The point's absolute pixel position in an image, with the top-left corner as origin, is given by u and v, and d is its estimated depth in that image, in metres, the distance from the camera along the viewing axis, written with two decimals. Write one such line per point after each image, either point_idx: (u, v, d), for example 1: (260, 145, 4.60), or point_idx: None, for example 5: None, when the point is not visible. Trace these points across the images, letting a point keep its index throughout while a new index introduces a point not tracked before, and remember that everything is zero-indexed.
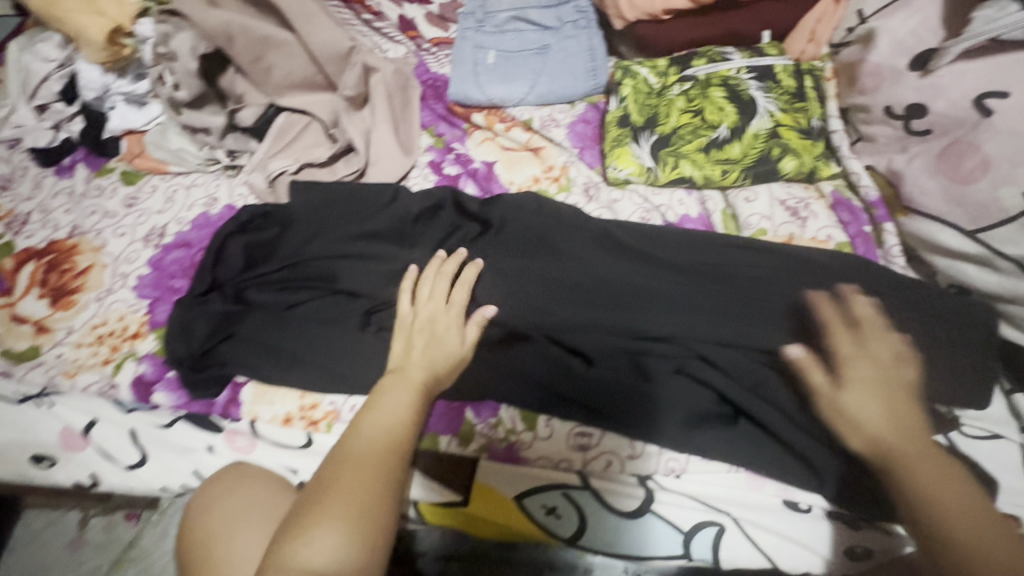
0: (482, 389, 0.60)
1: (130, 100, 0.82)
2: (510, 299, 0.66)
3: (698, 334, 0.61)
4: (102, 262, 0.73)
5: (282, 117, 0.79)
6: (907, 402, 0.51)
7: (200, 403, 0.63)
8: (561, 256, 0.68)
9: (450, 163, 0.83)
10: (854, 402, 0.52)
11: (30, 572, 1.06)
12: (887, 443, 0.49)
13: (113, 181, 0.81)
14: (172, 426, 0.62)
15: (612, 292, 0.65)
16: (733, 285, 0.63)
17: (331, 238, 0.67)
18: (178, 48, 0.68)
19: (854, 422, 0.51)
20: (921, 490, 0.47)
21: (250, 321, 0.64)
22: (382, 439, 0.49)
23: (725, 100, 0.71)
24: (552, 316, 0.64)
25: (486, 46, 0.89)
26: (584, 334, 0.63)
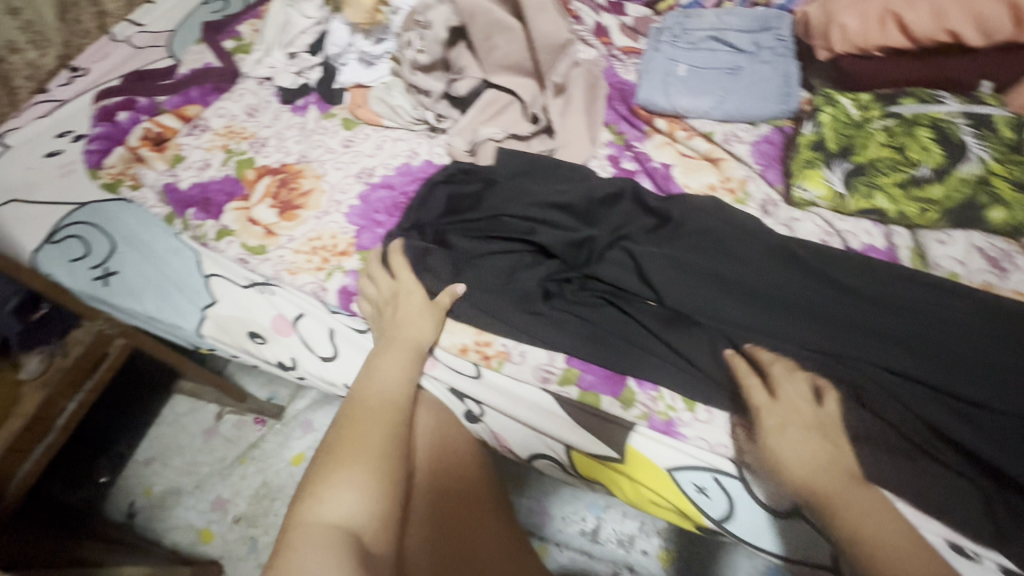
0: (649, 363, 0.64)
1: (363, 58, 0.95)
2: (683, 288, 0.68)
3: (874, 358, 0.61)
4: (321, 188, 0.85)
5: (490, 92, 0.88)
6: (835, 456, 0.54)
7: None
8: (735, 262, 0.70)
9: (628, 159, 0.88)
10: (792, 448, 0.54)
11: (169, 447, 1.22)
12: (814, 488, 0.52)
13: (335, 125, 0.94)
14: (366, 333, 0.71)
15: (784, 305, 0.66)
16: (919, 321, 0.62)
17: (526, 203, 0.75)
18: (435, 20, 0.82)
19: (797, 473, 0.53)
20: (851, 533, 0.50)
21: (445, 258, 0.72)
22: (382, 408, 0.58)
23: (931, 141, 0.71)
24: (723, 314, 0.66)
25: (679, 59, 0.94)
26: (754, 336, 0.65)
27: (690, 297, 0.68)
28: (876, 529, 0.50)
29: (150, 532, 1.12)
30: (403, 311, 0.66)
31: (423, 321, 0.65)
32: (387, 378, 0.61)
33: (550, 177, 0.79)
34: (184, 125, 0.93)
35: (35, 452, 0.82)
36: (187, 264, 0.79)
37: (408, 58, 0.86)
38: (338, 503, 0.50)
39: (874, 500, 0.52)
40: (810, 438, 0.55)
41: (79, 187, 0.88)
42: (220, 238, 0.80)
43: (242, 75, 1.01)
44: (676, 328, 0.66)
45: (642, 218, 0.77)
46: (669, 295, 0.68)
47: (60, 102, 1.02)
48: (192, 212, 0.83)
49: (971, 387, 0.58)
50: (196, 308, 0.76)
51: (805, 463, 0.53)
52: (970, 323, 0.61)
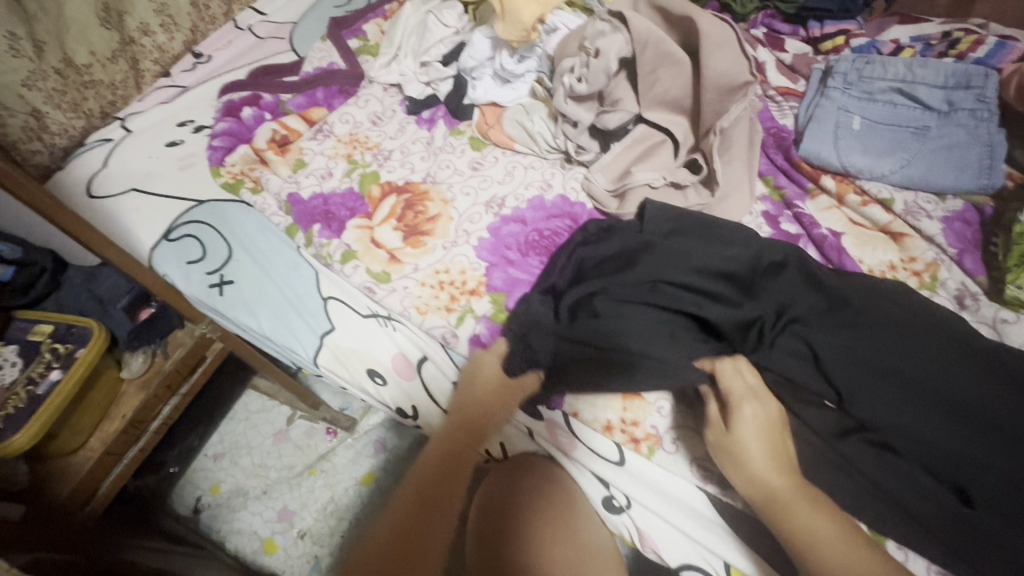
0: (826, 481, 0.56)
1: (500, 75, 0.89)
2: (869, 396, 0.58)
3: None
4: (448, 215, 0.79)
5: (641, 127, 0.80)
6: (789, 458, 0.53)
7: (523, 380, 0.65)
8: (938, 370, 0.57)
9: (788, 220, 0.79)
10: (746, 444, 0.53)
11: (237, 445, 1.19)
12: (770, 486, 0.51)
13: (463, 143, 0.88)
14: None
15: (1004, 435, 0.54)
16: None
17: (682, 267, 0.65)
18: (607, 49, 0.76)
19: (747, 463, 0.52)
20: (792, 534, 0.49)
21: (588, 321, 0.63)
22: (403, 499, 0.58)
23: None
24: (922, 435, 0.55)
25: (852, 110, 0.83)
26: (960, 468, 0.54)
27: (881, 408, 0.57)
28: (822, 535, 0.48)
29: (213, 533, 1.09)
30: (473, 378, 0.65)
31: (488, 385, 0.64)
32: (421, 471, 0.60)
33: (706, 238, 0.70)
34: (308, 129, 0.89)
35: (128, 455, 0.79)
36: (305, 282, 0.74)
37: (563, 86, 0.80)
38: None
39: (826, 509, 0.50)
40: (763, 433, 0.54)
41: (200, 183, 0.85)
42: (345, 261, 0.74)
43: (368, 79, 0.96)
44: (863, 446, 0.57)
45: (821, 294, 0.63)
46: (854, 400, 0.58)
47: (182, 89, 0.99)
48: (317, 228, 0.78)
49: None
50: (313, 335, 0.71)
51: (767, 463, 0.52)
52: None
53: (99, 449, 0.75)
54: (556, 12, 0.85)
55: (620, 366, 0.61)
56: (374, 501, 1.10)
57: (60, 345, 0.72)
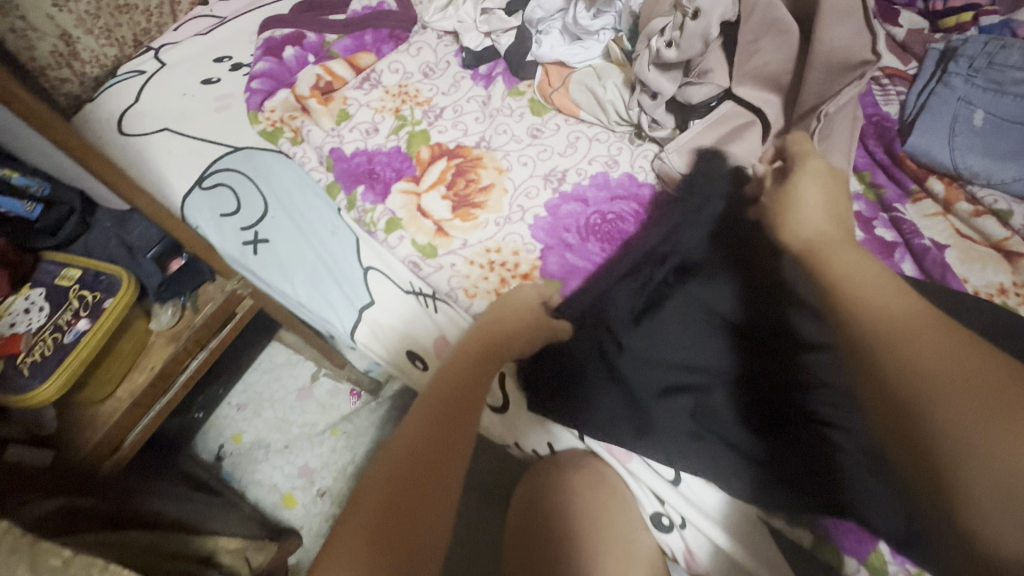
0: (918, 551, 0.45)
1: (567, 31, 0.80)
2: None
3: None
4: (503, 186, 0.72)
5: (727, 105, 0.71)
6: (850, 224, 0.51)
7: (551, 376, 0.60)
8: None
9: (883, 225, 0.69)
10: (809, 195, 0.54)
11: (261, 397, 1.18)
12: (898, 321, 0.36)
13: (522, 106, 0.80)
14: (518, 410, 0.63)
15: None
16: None
17: (745, 284, 0.59)
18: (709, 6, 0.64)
19: (813, 220, 0.51)
20: (911, 368, 0.34)
21: (638, 325, 0.59)
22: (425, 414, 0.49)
23: None
24: None
25: (975, 103, 0.71)
26: None
27: None
28: (945, 362, 0.33)
29: (235, 481, 1.09)
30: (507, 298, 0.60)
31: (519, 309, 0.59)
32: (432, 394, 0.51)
33: None
34: (354, 77, 0.81)
35: (155, 407, 0.76)
36: (345, 249, 0.69)
37: (648, 49, 0.70)
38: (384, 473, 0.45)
39: (857, 252, 0.45)
40: (832, 200, 0.54)
41: (236, 128, 0.78)
42: (389, 231, 0.68)
43: (421, 24, 0.87)
44: None
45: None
46: None
47: (220, 20, 0.91)
48: (361, 189, 0.72)
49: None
50: (350, 307, 0.66)
51: (825, 223, 0.50)
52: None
53: (127, 400, 0.73)
54: None
55: (664, 376, 0.56)
56: None
57: (88, 293, 0.68)
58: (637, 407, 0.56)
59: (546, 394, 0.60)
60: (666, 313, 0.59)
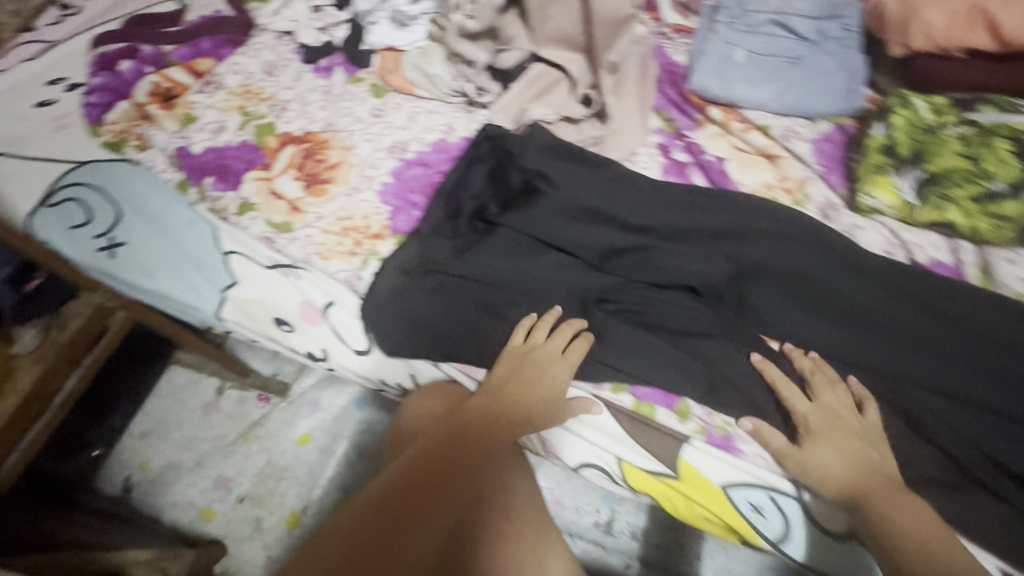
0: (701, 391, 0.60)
1: (395, 19, 0.87)
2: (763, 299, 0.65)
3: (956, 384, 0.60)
4: (350, 161, 0.79)
5: (538, 66, 0.81)
6: (876, 462, 0.53)
7: (407, 321, 0.65)
8: (812, 263, 0.66)
9: (679, 150, 0.83)
10: (819, 453, 0.54)
11: (165, 421, 1.16)
12: (855, 484, 0.52)
13: (363, 90, 0.86)
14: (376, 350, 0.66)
15: (890, 334, 0.63)
16: (994, 349, 0.61)
17: (558, 213, 0.69)
18: None
19: (832, 479, 0.53)
20: (888, 526, 0.49)
21: (476, 263, 0.66)
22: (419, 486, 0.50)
23: (1009, 153, 0.68)
24: (795, 329, 0.64)
25: (736, 43, 0.88)
26: (825, 353, 0.63)
27: (781, 309, 0.65)
28: (926, 535, 0.48)
29: (147, 508, 1.07)
30: (521, 377, 0.60)
31: (540, 390, 0.60)
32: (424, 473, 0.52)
33: (586, 168, 0.73)
34: (195, 81, 0.85)
35: (28, 435, 0.73)
36: (201, 239, 0.72)
37: (453, 23, 0.81)
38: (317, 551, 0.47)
39: (889, 483, 0.52)
40: (834, 442, 0.54)
41: (76, 143, 0.79)
42: (242, 213, 0.73)
43: (258, 27, 0.91)
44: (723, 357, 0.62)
45: (717, 218, 0.70)
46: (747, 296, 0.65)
47: (50, 44, 0.91)
48: (210, 180, 0.75)
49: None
50: (214, 290, 0.70)
51: (843, 468, 0.53)
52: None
53: None
54: None
55: (501, 301, 0.65)
56: (311, 462, 1.11)
57: None
58: (489, 328, 0.64)
59: (407, 338, 0.65)
60: (496, 247, 0.67)
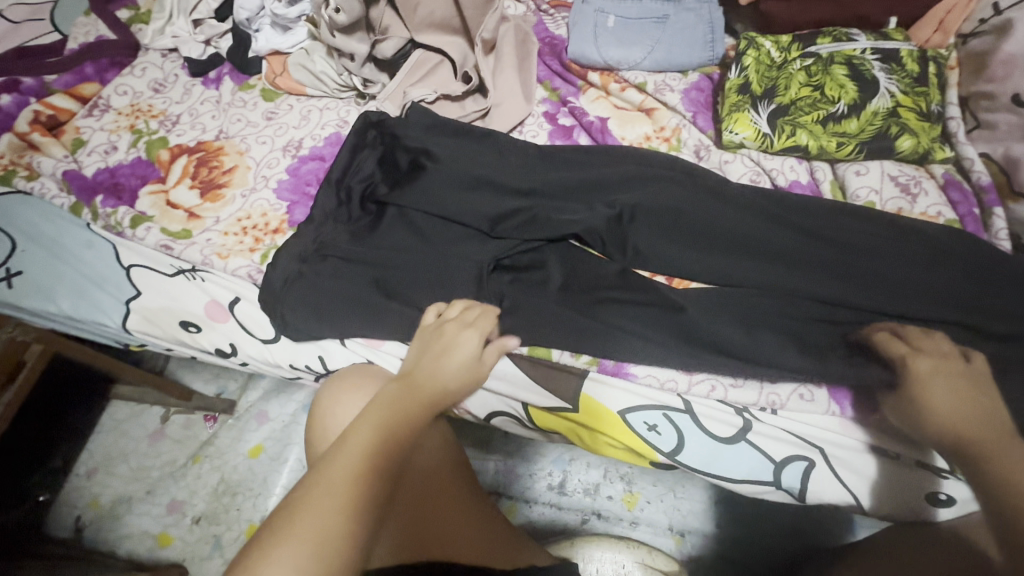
0: (592, 335, 0.62)
1: (276, 23, 0.90)
2: (648, 238, 0.69)
3: (833, 293, 0.62)
4: (245, 164, 0.80)
5: (418, 52, 0.85)
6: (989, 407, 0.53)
7: (302, 306, 0.65)
8: (689, 201, 0.70)
9: (564, 115, 0.87)
10: (938, 395, 0.54)
11: (111, 456, 1.14)
12: (961, 434, 0.52)
13: (254, 96, 0.88)
14: (278, 340, 0.68)
15: (765, 253, 0.66)
16: (857, 254, 0.65)
17: (445, 183, 0.71)
18: None
19: (943, 420, 0.53)
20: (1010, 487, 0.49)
21: (368, 241, 0.69)
22: (380, 458, 0.46)
23: (847, 78, 0.74)
24: (676, 261, 0.68)
25: (607, 11, 0.92)
26: (707, 278, 0.67)
27: (661, 243, 0.68)
28: None
29: (101, 545, 1.06)
30: (438, 357, 0.57)
31: (454, 370, 0.57)
32: (383, 452, 0.47)
33: (471, 140, 0.77)
34: (82, 107, 0.85)
35: None
36: (105, 257, 0.73)
37: (323, 19, 0.80)
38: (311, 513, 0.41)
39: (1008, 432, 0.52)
40: (949, 380, 0.54)
41: None
42: (136, 225, 0.74)
43: (143, 48, 0.92)
44: (611, 301, 0.64)
45: (596, 170, 0.75)
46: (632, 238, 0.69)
47: None
48: (101, 199, 0.77)
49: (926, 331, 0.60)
50: (117, 303, 0.71)
51: (956, 409, 0.53)
52: (934, 266, 0.63)
53: None
54: None
55: (395, 270, 0.67)
56: (265, 473, 1.11)
57: None
58: (385, 301, 0.65)
59: (305, 323, 0.65)
60: (386, 223, 0.70)
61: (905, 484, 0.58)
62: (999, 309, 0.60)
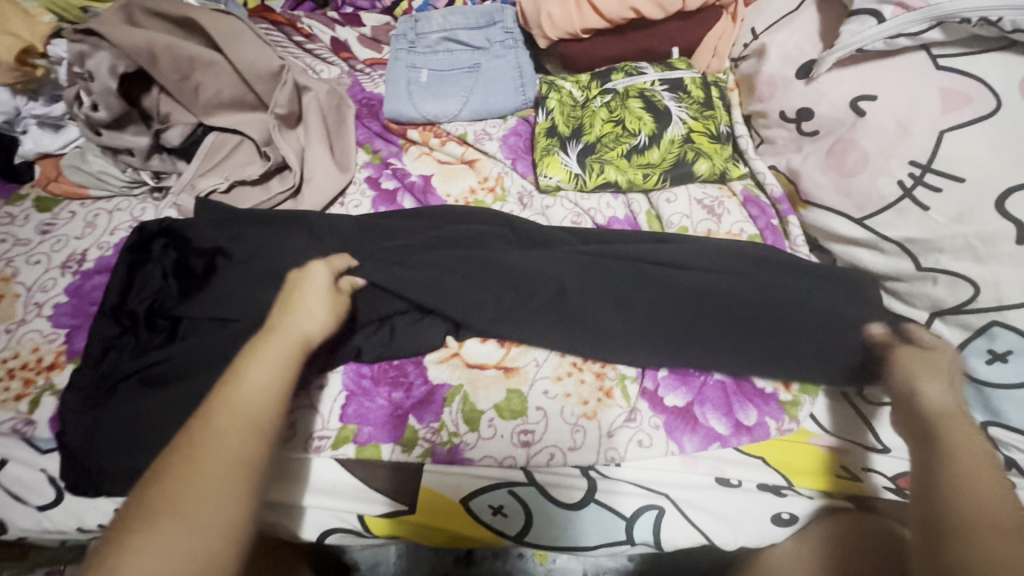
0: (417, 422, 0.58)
1: (44, 122, 0.79)
2: (449, 290, 0.62)
3: (630, 320, 0.61)
4: (13, 292, 0.69)
5: (211, 136, 0.79)
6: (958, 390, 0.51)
7: (76, 459, 0.55)
8: (524, 269, 0.63)
9: (388, 178, 0.83)
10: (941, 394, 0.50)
11: None
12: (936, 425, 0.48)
13: (25, 208, 0.77)
14: (60, 501, 0.57)
15: (600, 321, 0.61)
16: (648, 281, 0.62)
17: (242, 283, 0.64)
18: (97, 69, 0.70)
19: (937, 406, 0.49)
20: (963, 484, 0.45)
21: (153, 367, 0.59)
22: (258, 414, 0.44)
23: (643, 110, 0.76)
24: (482, 306, 0.62)
25: (418, 65, 0.90)
26: (517, 318, 0.62)
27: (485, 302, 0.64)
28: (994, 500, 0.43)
29: None
30: (302, 294, 0.52)
31: (326, 302, 0.53)
32: (268, 393, 0.45)
33: (274, 227, 0.70)
34: None
35: None
36: None
37: (81, 118, 0.73)
38: (198, 461, 0.41)
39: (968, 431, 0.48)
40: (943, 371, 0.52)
41: None
42: None
43: None
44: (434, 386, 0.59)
45: (413, 236, 0.71)
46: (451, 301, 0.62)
47: None
48: None
49: (772, 358, 0.59)
50: None
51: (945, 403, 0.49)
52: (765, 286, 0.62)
53: None
54: (53, 39, 0.76)
55: (182, 394, 0.57)
56: None
57: None
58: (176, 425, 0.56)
59: (86, 478, 0.55)
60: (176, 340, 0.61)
61: (744, 510, 0.58)
62: (797, 308, 0.60)
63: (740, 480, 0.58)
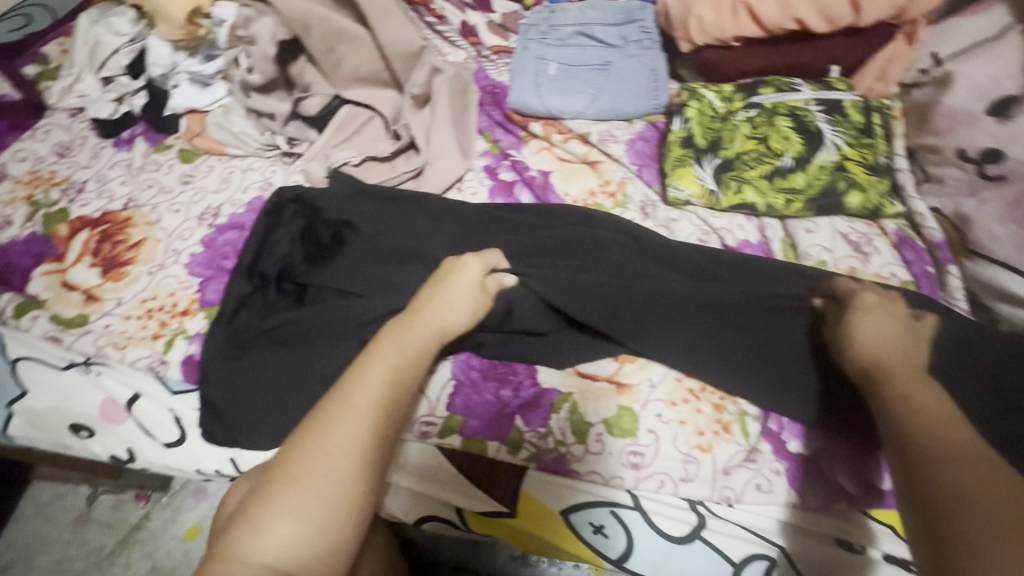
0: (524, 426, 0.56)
1: (195, 79, 0.83)
2: (565, 290, 0.61)
3: (736, 335, 0.58)
4: (155, 237, 0.73)
5: (345, 108, 0.80)
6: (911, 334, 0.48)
7: (207, 407, 0.59)
8: (665, 294, 0.60)
9: (506, 169, 0.81)
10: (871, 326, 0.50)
11: (25, 548, 1.00)
12: (882, 360, 0.46)
13: (170, 158, 0.81)
14: (183, 442, 0.61)
15: (709, 334, 0.59)
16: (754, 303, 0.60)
17: (366, 258, 0.65)
18: (259, 33, 0.73)
19: (878, 346, 0.48)
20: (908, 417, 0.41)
21: (279, 330, 0.61)
22: (395, 396, 0.44)
23: (791, 130, 0.70)
24: (594, 304, 0.60)
25: (548, 57, 0.88)
26: (629, 321, 0.59)
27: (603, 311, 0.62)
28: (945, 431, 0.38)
29: None
30: (446, 286, 0.54)
31: (465, 297, 0.54)
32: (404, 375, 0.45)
33: (399, 206, 0.71)
34: None
35: None
36: None
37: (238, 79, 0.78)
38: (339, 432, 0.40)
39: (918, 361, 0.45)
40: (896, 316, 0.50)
41: None
42: (22, 315, 0.67)
43: (50, 108, 0.86)
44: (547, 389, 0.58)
45: (533, 233, 0.69)
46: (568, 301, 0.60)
47: None
48: None
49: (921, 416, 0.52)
50: None
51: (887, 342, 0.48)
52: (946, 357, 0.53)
53: None
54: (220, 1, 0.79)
55: (305, 363, 0.58)
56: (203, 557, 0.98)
57: None
58: (299, 390, 0.57)
59: (216, 427, 0.58)
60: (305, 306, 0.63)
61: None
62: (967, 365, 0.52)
63: (865, 547, 0.54)
